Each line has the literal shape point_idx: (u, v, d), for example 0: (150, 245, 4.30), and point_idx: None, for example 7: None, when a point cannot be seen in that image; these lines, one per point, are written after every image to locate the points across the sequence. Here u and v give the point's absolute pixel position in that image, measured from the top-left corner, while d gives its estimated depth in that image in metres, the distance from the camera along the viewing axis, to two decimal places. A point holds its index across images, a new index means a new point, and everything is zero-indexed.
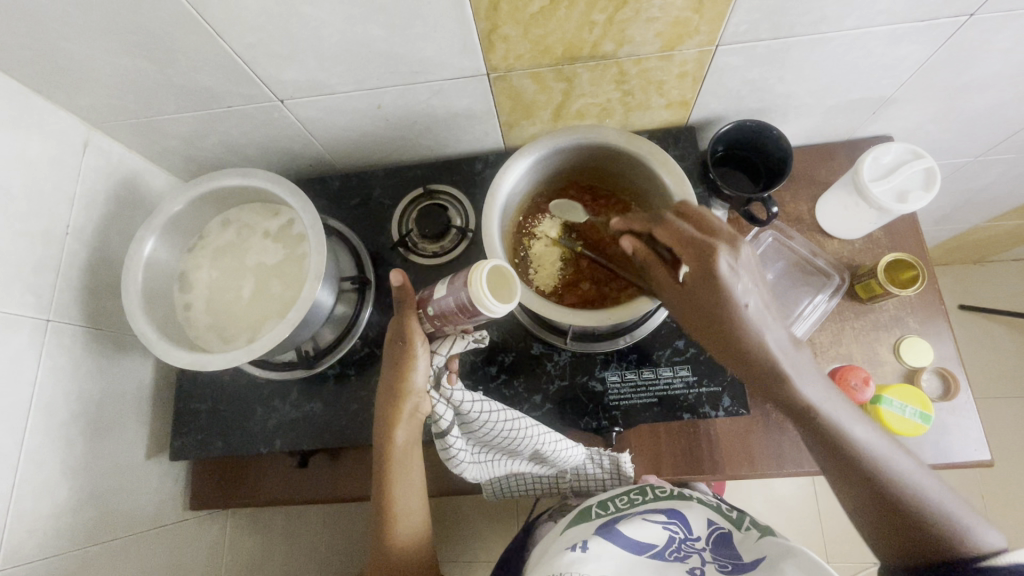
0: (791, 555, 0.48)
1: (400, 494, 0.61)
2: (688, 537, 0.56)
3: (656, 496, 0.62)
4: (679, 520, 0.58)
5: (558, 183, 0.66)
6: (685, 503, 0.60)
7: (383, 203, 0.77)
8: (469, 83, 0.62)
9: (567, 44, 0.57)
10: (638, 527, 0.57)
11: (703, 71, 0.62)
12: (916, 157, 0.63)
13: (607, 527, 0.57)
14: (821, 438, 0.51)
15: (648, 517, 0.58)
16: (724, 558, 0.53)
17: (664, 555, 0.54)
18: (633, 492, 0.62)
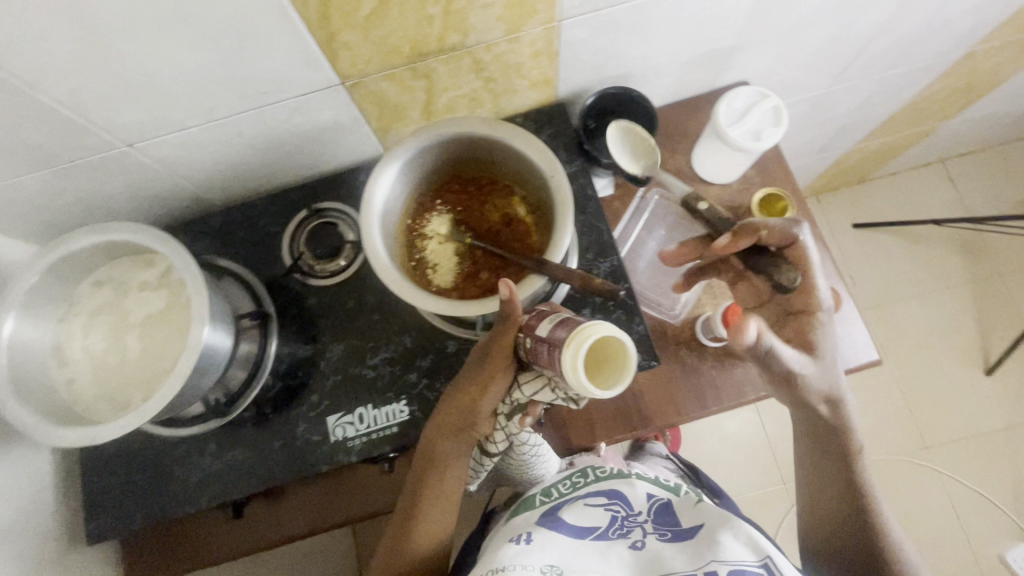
0: (728, 526, 0.59)
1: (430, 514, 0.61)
2: (628, 514, 0.64)
3: (597, 477, 0.69)
4: (620, 498, 0.66)
5: (440, 179, 0.66)
6: (627, 482, 0.67)
7: (270, 231, 0.74)
8: (326, 95, 0.61)
9: (412, 41, 0.56)
10: (582, 513, 0.64)
11: (554, 47, 0.63)
12: (763, 98, 0.67)
13: (553, 516, 0.64)
14: (840, 455, 0.64)
15: (591, 502, 0.65)
16: (663, 528, 0.63)
17: (608, 535, 0.62)
18: (575, 476, 0.70)
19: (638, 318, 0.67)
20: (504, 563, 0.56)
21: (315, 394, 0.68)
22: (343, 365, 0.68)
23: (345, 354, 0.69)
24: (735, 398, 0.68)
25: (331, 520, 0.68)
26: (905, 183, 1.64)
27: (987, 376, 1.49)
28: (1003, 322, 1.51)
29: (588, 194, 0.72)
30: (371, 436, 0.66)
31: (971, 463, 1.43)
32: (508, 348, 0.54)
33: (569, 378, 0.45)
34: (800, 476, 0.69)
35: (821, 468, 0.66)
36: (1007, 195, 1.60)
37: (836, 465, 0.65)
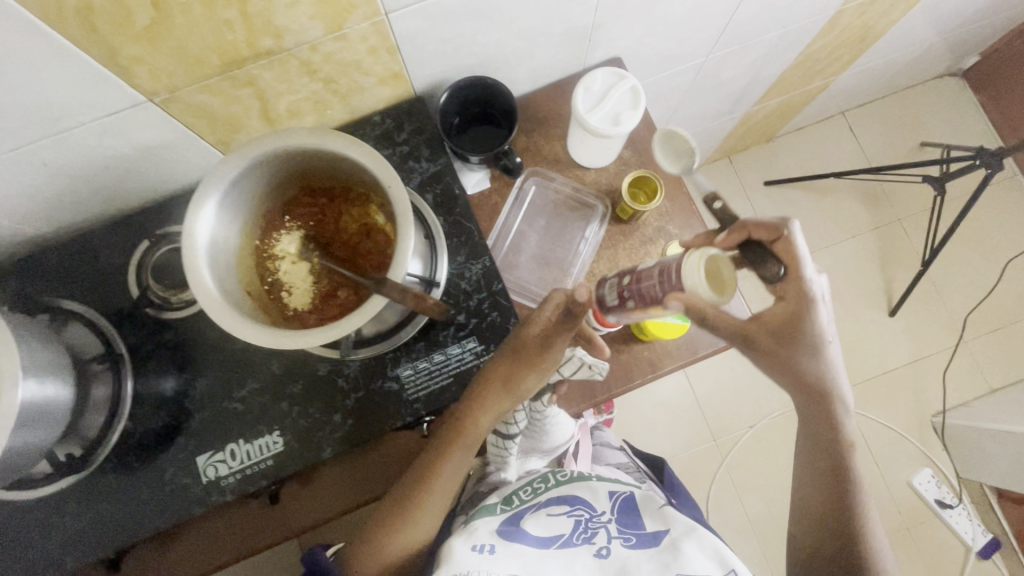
0: (693, 535, 0.59)
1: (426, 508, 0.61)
2: (592, 518, 0.64)
3: (558, 482, 0.68)
4: (581, 502, 0.65)
5: (286, 194, 0.61)
6: (584, 484, 0.67)
7: (114, 263, 0.67)
8: (135, 114, 0.54)
9: (217, 49, 0.50)
10: (544, 523, 0.63)
11: (390, 42, 0.58)
12: (620, 80, 0.65)
13: (514, 524, 0.63)
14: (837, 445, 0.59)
15: (554, 512, 0.64)
16: (627, 532, 0.62)
17: (572, 541, 0.62)
18: (536, 481, 0.68)
19: (513, 319, 0.65)
20: (464, 568, 0.55)
21: (182, 435, 0.63)
22: (210, 401, 0.64)
23: (212, 388, 0.64)
24: (623, 384, 0.72)
25: (215, 562, 0.65)
26: (810, 138, 1.68)
27: (891, 316, 1.57)
28: (904, 265, 1.60)
29: (457, 193, 0.68)
30: (245, 472, 0.63)
31: (880, 400, 1.52)
32: (553, 321, 0.58)
33: (698, 279, 0.51)
34: (794, 496, 0.64)
35: (820, 491, 0.61)
36: (903, 142, 1.66)
37: (831, 488, 0.60)
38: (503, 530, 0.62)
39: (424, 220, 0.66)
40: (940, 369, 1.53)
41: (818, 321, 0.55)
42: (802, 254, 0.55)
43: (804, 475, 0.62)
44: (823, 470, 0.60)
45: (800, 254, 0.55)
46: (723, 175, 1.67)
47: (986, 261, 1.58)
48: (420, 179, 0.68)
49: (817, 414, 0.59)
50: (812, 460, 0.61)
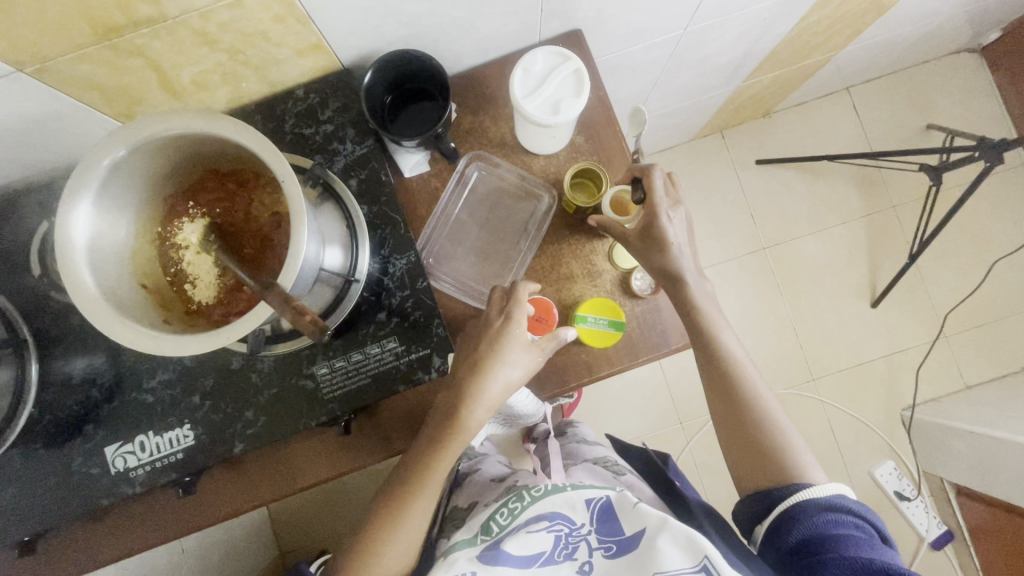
0: (665, 530, 0.57)
1: (416, 504, 0.61)
2: (571, 531, 0.63)
3: (532, 498, 0.66)
4: (561, 518, 0.64)
5: (190, 177, 0.56)
6: (560, 498, 0.65)
7: (19, 239, 0.63)
8: (9, 84, 0.49)
9: (85, 16, 0.44)
10: (524, 540, 0.62)
11: (298, 11, 0.52)
12: (564, 61, 0.59)
13: (493, 549, 0.62)
14: (722, 375, 0.67)
15: (532, 528, 0.63)
16: (607, 540, 0.62)
17: (554, 558, 0.62)
18: (511, 501, 0.66)
19: (437, 320, 0.62)
20: None
21: (90, 423, 0.61)
22: (120, 389, 0.62)
23: (122, 376, 0.62)
24: (558, 387, 0.68)
25: (136, 548, 0.63)
26: (810, 114, 1.59)
27: (873, 308, 1.53)
28: (893, 255, 1.54)
29: (384, 179, 0.63)
30: (155, 465, 0.61)
31: (851, 391, 1.51)
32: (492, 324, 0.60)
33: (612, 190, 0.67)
34: (716, 429, 0.70)
35: (728, 411, 0.67)
36: (908, 123, 1.57)
37: (732, 403, 0.67)
38: (483, 556, 0.61)
39: (346, 209, 0.61)
40: (916, 364, 1.50)
41: (670, 228, 0.63)
42: (655, 184, 0.62)
43: (715, 403, 0.69)
44: (721, 386, 0.67)
45: (654, 185, 0.62)
46: (713, 151, 1.59)
47: (978, 256, 1.52)
48: (344, 162, 0.64)
49: (698, 334, 0.66)
50: (713, 383, 0.68)
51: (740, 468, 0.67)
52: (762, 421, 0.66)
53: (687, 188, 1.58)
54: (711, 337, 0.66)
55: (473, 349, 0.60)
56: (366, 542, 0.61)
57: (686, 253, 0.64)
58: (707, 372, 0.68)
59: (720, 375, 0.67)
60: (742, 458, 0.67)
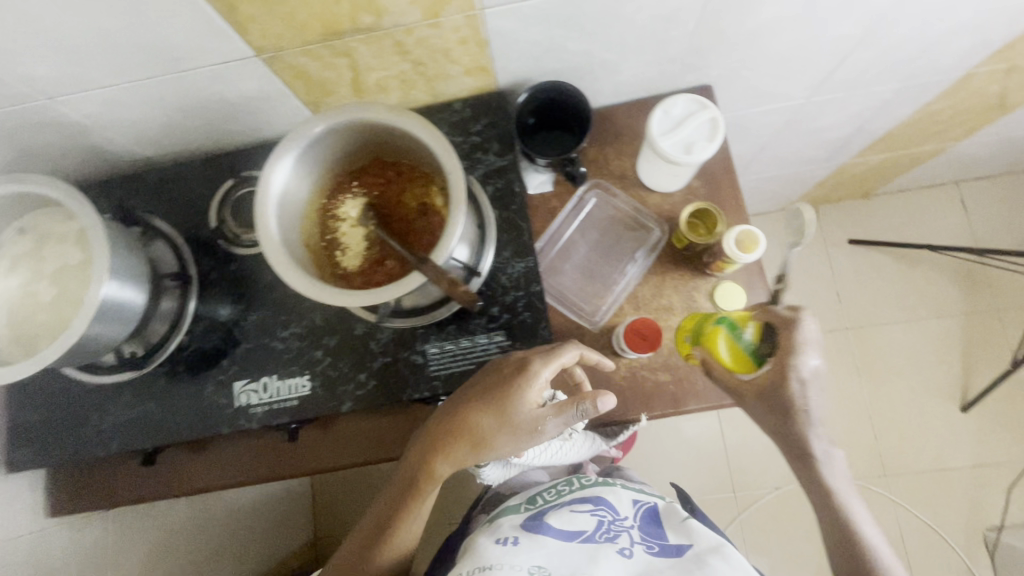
0: (718, 551, 0.61)
1: (411, 512, 0.66)
2: (614, 520, 0.68)
3: (582, 485, 0.75)
4: (606, 507, 0.70)
5: (360, 161, 0.65)
6: (609, 490, 0.72)
7: (201, 194, 0.74)
8: (244, 66, 0.60)
9: (323, 19, 0.55)
10: (568, 518, 0.68)
11: (482, 36, 0.61)
12: (702, 108, 0.64)
13: (539, 519, 0.69)
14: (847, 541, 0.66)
15: (577, 509, 0.70)
16: (651, 540, 0.66)
17: (596, 539, 0.65)
18: (560, 485, 0.75)
19: (544, 322, 0.66)
20: (492, 561, 0.62)
21: (226, 358, 0.70)
22: (254, 334, 0.70)
23: (258, 324, 0.70)
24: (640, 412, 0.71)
25: (240, 479, 0.71)
26: (913, 202, 1.56)
27: (962, 412, 1.43)
28: (990, 359, 1.45)
29: (516, 190, 0.70)
30: (272, 406, 0.68)
31: (928, 496, 1.40)
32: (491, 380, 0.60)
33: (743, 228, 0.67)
34: None
35: (846, 556, 0.66)
36: (1019, 227, 1.50)
37: (847, 545, 0.66)
38: (528, 525, 0.68)
39: (481, 211, 0.68)
40: (1006, 481, 1.39)
41: (794, 392, 0.62)
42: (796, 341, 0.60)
43: (827, 540, 0.68)
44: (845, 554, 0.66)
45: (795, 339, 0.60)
46: None
47: None
48: (484, 170, 0.71)
49: (824, 502, 0.67)
50: (826, 518, 0.67)
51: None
52: None
53: (771, 256, 1.58)
54: (835, 499, 0.67)
55: (478, 391, 0.60)
56: (371, 541, 0.67)
57: (816, 409, 0.63)
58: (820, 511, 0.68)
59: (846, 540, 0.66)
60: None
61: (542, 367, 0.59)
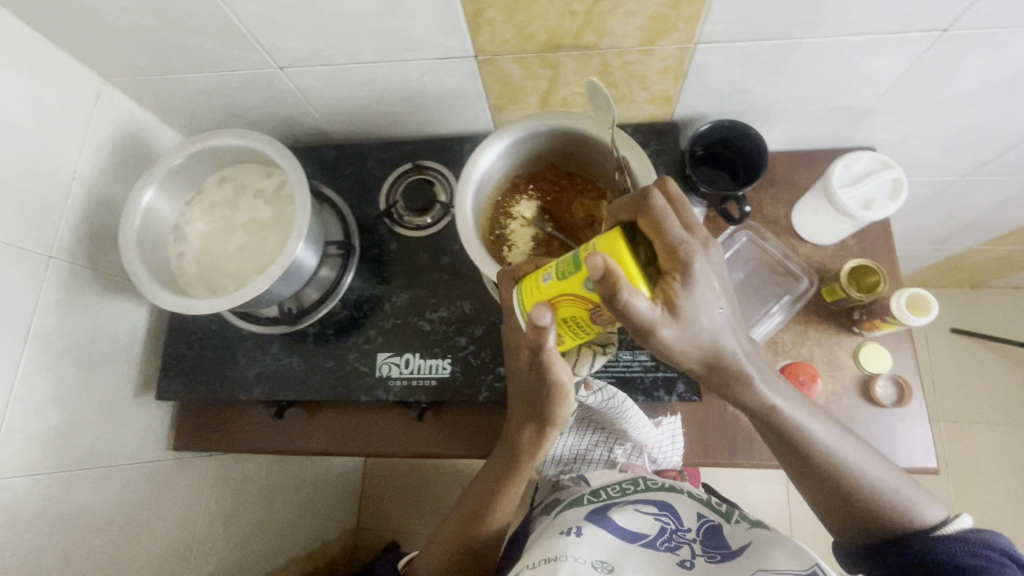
0: (781, 547, 0.54)
1: (494, 510, 0.65)
2: (679, 528, 0.61)
3: (647, 487, 0.69)
4: (671, 513, 0.64)
5: (538, 167, 0.69)
6: (676, 498, 0.66)
7: (374, 174, 0.80)
8: (458, 64, 0.65)
9: (551, 31, 0.59)
10: (634, 514, 0.63)
11: (684, 68, 0.64)
12: (885, 167, 0.65)
13: (602, 512, 0.64)
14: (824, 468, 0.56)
15: (641, 509, 0.64)
16: (713, 550, 0.58)
17: (656, 544, 0.59)
18: (625, 483, 0.70)
19: None
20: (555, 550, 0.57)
21: (373, 329, 0.73)
22: (404, 311, 0.73)
23: (408, 302, 0.74)
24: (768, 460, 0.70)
25: (362, 449, 0.73)
26: None
27: None
28: None
29: None
30: (411, 382, 0.71)
31: None
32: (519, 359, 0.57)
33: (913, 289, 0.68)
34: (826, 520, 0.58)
35: (821, 480, 0.56)
36: None
37: (824, 474, 0.56)
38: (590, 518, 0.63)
39: None
40: None
41: (687, 320, 0.46)
42: (672, 229, 0.44)
43: (810, 493, 0.58)
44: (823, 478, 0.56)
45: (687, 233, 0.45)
46: None
47: None
48: None
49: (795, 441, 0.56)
50: (805, 474, 0.58)
51: (862, 542, 0.57)
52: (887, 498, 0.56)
53: None
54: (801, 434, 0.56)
55: (523, 384, 0.60)
56: (470, 521, 0.66)
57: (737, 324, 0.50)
58: (797, 470, 0.58)
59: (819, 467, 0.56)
60: (864, 536, 0.56)
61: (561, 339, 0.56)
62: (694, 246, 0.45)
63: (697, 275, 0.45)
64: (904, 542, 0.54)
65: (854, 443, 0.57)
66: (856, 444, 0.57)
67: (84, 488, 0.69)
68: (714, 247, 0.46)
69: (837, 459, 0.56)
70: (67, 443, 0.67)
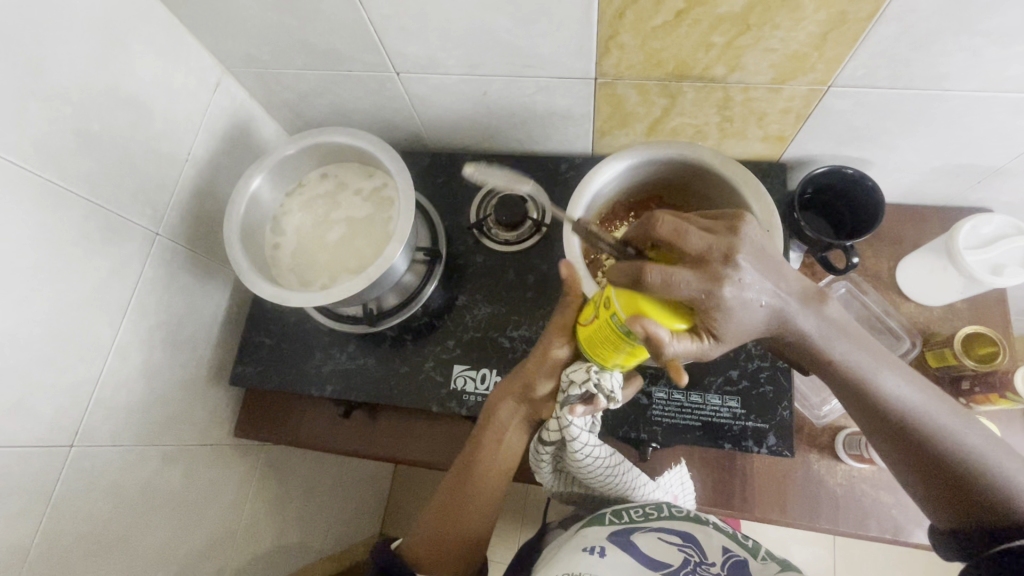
0: None
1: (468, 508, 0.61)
2: (702, 561, 0.52)
3: (672, 514, 0.58)
4: (696, 544, 0.54)
5: (641, 195, 0.68)
6: (702, 528, 0.56)
7: (467, 185, 0.80)
8: (575, 84, 0.64)
9: (680, 61, 0.58)
10: (655, 542, 0.54)
11: (809, 109, 0.62)
12: (1017, 233, 0.62)
13: (622, 536, 0.56)
14: (898, 433, 0.48)
15: (664, 538, 0.55)
16: None
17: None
18: (649, 506, 0.60)
19: (786, 403, 0.64)
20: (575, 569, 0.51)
21: (451, 340, 0.72)
22: (484, 325, 0.73)
23: (489, 317, 0.73)
24: (854, 527, 0.65)
25: (430, 461, 0.72)
26: None
27: None
28: None
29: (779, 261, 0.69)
30: (486, 399, 0.69)
31: None
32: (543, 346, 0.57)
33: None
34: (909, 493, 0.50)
35: (891, 441, 0.49)
36: None
37: (900, 436, 0.48)
38: (612, 540, 0.55)
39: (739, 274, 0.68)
40: None
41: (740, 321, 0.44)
42: (695, 241, 0.44)
43: (894, 465, 0.50)
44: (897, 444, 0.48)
45: (699, 239, 0.44)
46: None
47: None
48: None
49: (852, 393, 0.49)
50: (883, 443, 0.50)
51: (961, 531, 0.47)
52: (980, 478, 0.46)
53: None
54: (865, 384, 0.48)
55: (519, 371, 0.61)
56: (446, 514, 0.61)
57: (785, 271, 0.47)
58: (873, 436, 0.50)
59: (891, 430, 0.49)
60: (965, 521, 0.46)
61: (562, 349, 0.56)
62: (715, 279, 0.43)
63: (729, 295, 0.43)
64: (1008, 531, 0.44)
65: (947, 406, 0.48)
66: (948, 406, 0.48)
67: (153, 463, 0.68)
68: (740, 256, 0.44)
69: (921, 421, 0.48)
70: (144, 417, 0.67)
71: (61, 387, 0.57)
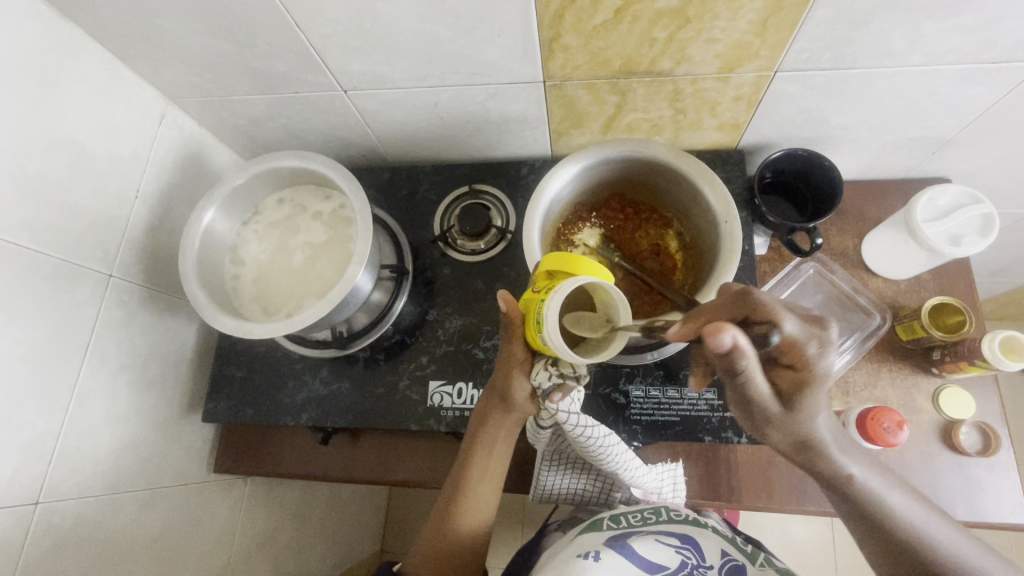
0: None
1: (472, 510, 0.59)
2: (700, 564, 0.52)
3: (670, 518, 0.58)
4: (693, 546, 0.54)
5: (601, 193, 0.68)
6: (699, 530, 0.56)
7: (429, 198, 0.79)
8: (525, 88, 0.64)
9: (626, 58, 0.57)
10: (651, 546, 0.53)
11: (759, 95, 0.62)
12: (973, 202, 0.63)
13: (618, 540, 0.54)
14: (880, 535, 0.50)
15: (661, 539, 0.54)
16: None
17: None
18: (647, 510, 0.59)
19: None
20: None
21: (425, 356, 0.72)
22: (457, 338, 0.72)
23: (462, 330, 0.72)
24: None
25: (416, 479, 0.71)
26: None
27: None
28: None
29: (744, 249, 0.69)
30: (464, 412, 0.68)
31: None
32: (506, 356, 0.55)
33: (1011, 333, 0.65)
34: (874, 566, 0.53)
35: (875, 535, 0.51)
36: None
37: (889, 541, 0.50)
38: (607, 544, 0.54)
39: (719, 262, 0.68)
40: None
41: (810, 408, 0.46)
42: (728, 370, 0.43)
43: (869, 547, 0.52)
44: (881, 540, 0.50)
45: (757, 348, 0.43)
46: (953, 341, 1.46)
47: None
48: None
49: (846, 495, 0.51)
50: (860, 528, 0.52)
51: None
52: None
53: None
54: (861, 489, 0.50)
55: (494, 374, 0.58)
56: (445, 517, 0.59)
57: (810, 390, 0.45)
58: (860, 532, 0.52)
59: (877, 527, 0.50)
60: None
61: (520, 348, 0.55)
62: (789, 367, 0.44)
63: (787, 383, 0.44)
64: None
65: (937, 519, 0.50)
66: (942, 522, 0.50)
67: (129, 511, 0.66)
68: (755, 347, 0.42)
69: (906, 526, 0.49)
70: (114, 464, 0.65)
71: (19, 445, 0.55)
